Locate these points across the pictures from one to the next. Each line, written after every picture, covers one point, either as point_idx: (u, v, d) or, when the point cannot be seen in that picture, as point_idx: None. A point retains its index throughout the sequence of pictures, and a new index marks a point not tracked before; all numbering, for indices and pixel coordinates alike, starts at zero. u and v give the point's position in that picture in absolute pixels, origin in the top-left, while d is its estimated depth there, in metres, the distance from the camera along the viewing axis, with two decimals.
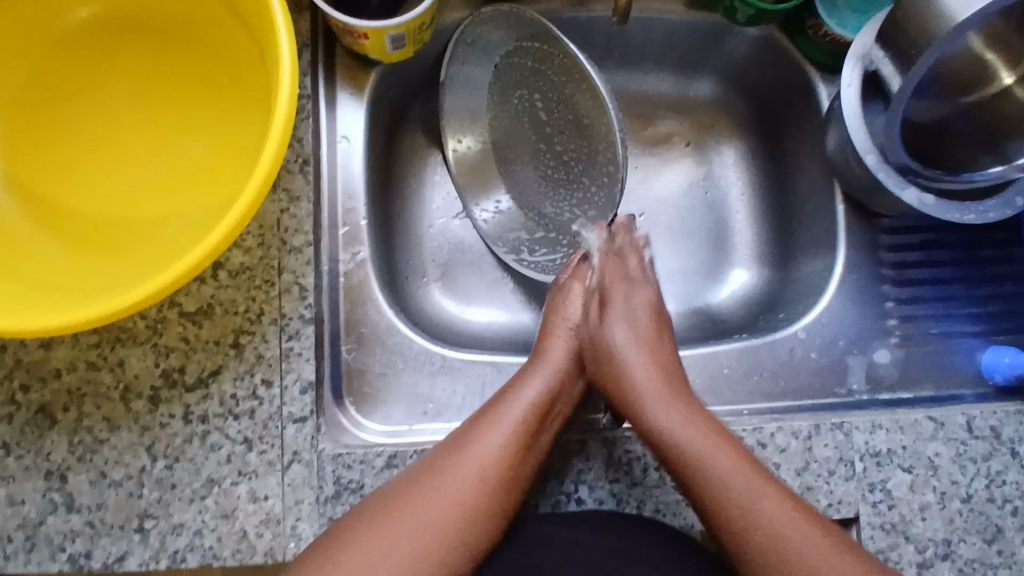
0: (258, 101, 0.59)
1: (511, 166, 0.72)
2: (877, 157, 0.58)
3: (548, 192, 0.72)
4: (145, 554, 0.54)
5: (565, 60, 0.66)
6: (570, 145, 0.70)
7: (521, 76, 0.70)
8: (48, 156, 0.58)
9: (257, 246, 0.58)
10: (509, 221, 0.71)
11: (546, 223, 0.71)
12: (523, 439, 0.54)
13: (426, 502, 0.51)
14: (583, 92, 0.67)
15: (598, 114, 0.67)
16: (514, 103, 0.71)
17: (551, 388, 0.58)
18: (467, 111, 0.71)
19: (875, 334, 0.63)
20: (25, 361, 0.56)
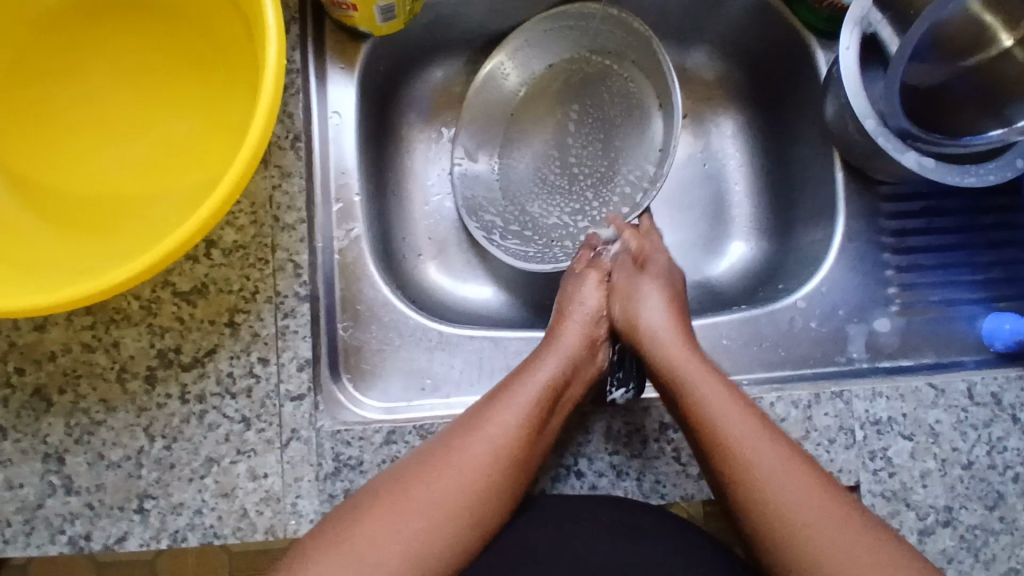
0: (245, 74, 0.57)
1: (511, 163, 0.72)
2: (876, 121, 0.57)
3: (541, 194, 0.72)
4: (145, 533, 0.54)
5: (630, 84, 0.72)
6: (587, 163, 0.72)
7: (565, 88, 0.73)
8: (34, 137, 0.57)
9: (250, 224, 0.57)
10: (488, 204, 0.71)
11: (525, 220, 0.72)
12: (537, 418, 0.54)
13: (434, 484, 0.50)
14: (630, 119, 0.72)
15: (636, 135, 0.72)
16: (550, 111, 0.73)
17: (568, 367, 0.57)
18: (498, 93, 0.72)
19: (875, 302, 0.63)
20: (19, 344, 0.55)
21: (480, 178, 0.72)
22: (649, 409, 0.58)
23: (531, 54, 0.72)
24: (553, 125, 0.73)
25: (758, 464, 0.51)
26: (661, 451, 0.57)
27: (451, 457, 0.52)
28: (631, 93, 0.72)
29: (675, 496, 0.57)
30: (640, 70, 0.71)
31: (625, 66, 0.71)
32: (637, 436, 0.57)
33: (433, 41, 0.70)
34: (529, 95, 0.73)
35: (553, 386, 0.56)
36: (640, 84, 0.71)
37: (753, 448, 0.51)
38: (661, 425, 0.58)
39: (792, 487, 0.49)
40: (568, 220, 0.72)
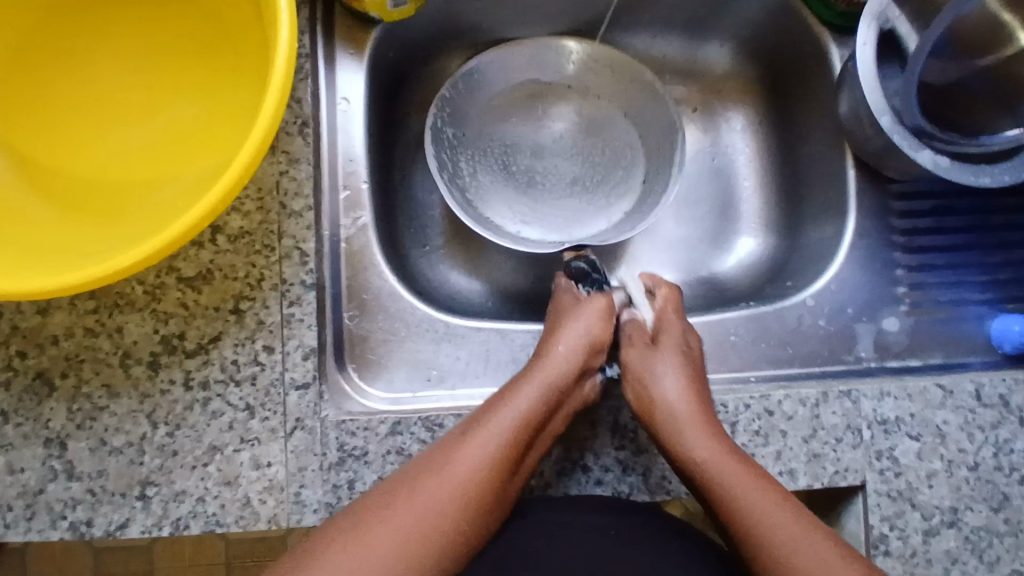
0: (252, 57, 0.57)
1: (472, 146, 0.71)
2: (892, 117, 0.56)
3: (496, 169, 0.71)
4: (147, 521, 0.53)
5: (625, 149, 0.72)
6: (547, 181, 0.72)
7: (551, 120, 0.73)
8: (37, 118, 0.56)
9: (257, 210, 0.56)
10: (451, 143, 0.70)
11: (472, 178, 0.71)
12: (508, 457, 0.50)
13: (404, 509, 0.47)
14: (608, 180, 0.72)
15: (605, 191, 0.72)
16: (527, 131, 0.72)
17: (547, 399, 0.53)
18: (515, 71, 0.72)
19: (885, 301, 0.63)
20: (22, 327, 0.55)
21: (459, 121, 0.71)
22: None
23: (535, 67, 0.72)
24: (529, 141, 0.72)
25: (777, 529, 0.47)
26: None
27: (431, 479, 0.49)
28: (631, 148, 0.73)
29: (682, 492, 0.57)
30: (652, 128, 0.72)
31: (633, 121, 0.73)
32: (644, 431, 0.57)
33: (444, 30, 0.70)
34: (518, 100, 0.72)
35: (526, 422, 0.52)
36: (644, 142, 0.72)
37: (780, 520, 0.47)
38: None
39: (778, 520, 0.47)
40: (505, 204, 0.71)
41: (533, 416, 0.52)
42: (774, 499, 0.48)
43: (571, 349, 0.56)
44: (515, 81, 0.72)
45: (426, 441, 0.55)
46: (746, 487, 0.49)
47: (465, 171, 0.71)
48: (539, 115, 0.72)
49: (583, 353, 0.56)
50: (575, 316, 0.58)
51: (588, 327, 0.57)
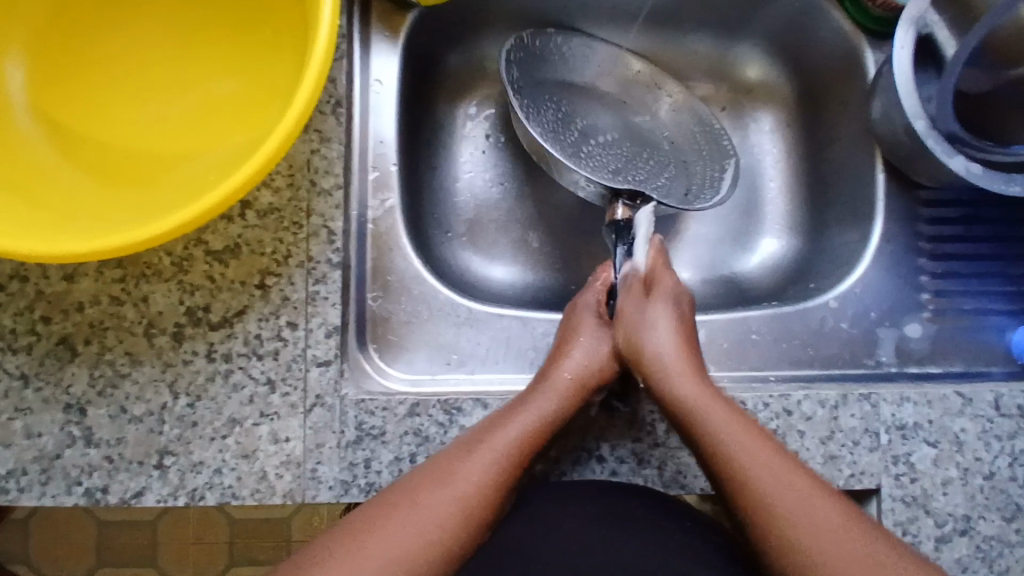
0: (290, 35, 0.57)
1: (534, 89, 0.69)
2: (926, 123, 0.56)
3: (547, 115, 0.68)
4: (163, 490, 0.53)
5: (674, 163, 0.70)
6: (595, 154, 0.68)
7: (603, 133, 0.71)
8: (73, 84, 0.57)
9: (286, 187, 0.56)
10: (522, 76, 0.67)
11: (530, 104, 0.67)
12: (511, 468, 0.51)
13: (415, 509, 0.48)
14: (656, 175, 0.68)
15: (651, 176, 0.68)
16: (578, 123, 0.70)
17: (553, 417, 0.53)
18: (600, 61, 0.73)
19: (907, 307, 0.62)
20: (46, 292, 0.55)
21: (531, 65, 0.69)
22: None
23: (581, 65, 0.72)
24: (583, 128, 0.70)
25: (787, 502, 0.46)
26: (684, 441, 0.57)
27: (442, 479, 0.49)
28: (673, 158, 0.70)
29: (696, 487, 0.56)
30: (704, 144, 0.72)
31: (674, 138, 0.72)
32: (661, 425, 0.57)
33: (476, 17, 0.70)
34: (564, 90, 0.71)
35: (529, 437, 0.52)
36: (688, 156, 0.71)
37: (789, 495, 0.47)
38: None
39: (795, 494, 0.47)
40: (552, 137, 0.66)
41: (539, 431, 0.53)
42: (789, 478, 0.48)
43: (579, 373, 0.55)
44: (601, 62, 0.73)
45: (444, 424, 0.55)
46: (758, 459, 0.49)
47: (524, 102, 0.66)
48: (579, 116, 0.71)
49: (595, 381, 0.56)
50: (585, 338, 0.57)
51: (595, 354, 0.57)
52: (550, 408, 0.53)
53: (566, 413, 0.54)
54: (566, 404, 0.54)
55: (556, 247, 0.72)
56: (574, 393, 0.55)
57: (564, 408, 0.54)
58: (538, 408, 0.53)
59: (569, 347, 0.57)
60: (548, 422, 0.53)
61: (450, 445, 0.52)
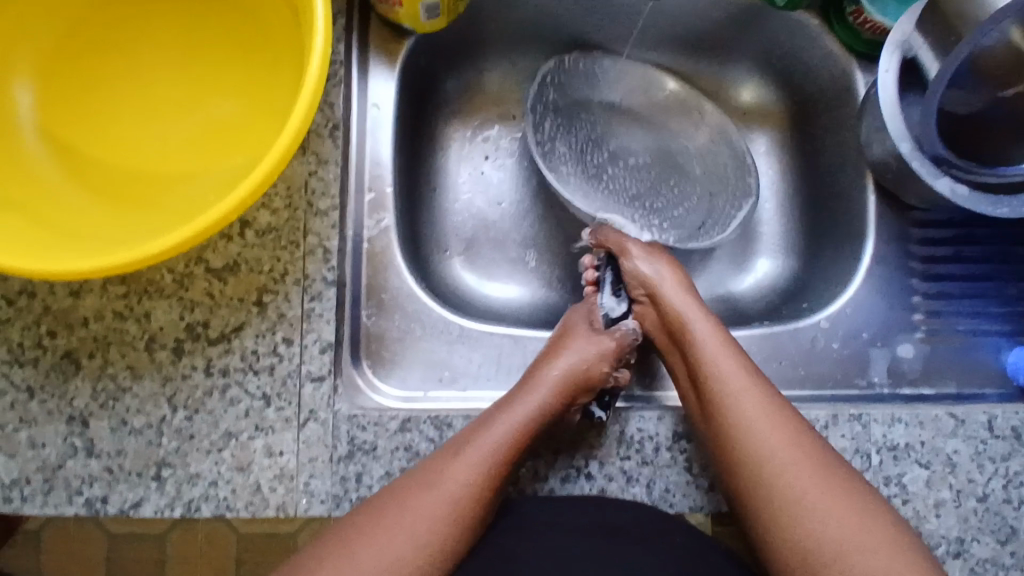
0: (291, 60, 0.59)
1: (568, 114, 0.74)
2: (911, 145, 0.58)
3: (571, 144, 0.74)
4: (160, 501, 0.55)
5: (692, 195, 0.73)
6: (615, 185, 0.73)
7: (626, 155, 0.75)
8: (85, 109, 0.59)
9: (285, 207, 0.58)
10: (552, 101, 0.73)
11: (553, 137, 0.73)
12: (498, 464, 0.53)
13: (403, 510, 0.50)
14: (672, 208, 0.73)
15: (668, 209, 0.73)
16: (603, 152, 0.75)
17: (539, 413, 0.55)
18: (633, 83, 0.75)
19: (900, 328, 0.62)
20: (54, 308, 0.57)
21: (565, 90, 0.74)
22: (661, 417, 0.58)
23: (615, 86, 0.75)
24: (610, 153, 0.75)
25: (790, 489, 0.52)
26: (672, 460, 0.57)
27: (428, 482, 0.51)
28: (699, 186, 0.74)
29: (684, 505, 0.57)
30: (715, 167, 0.74)
31: (703, 164, 0.74)
32: (649, 444, 0.57)
33: (473, 43, 0.72)
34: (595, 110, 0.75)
35: (517, 432, 0.54)
36: (705, 183, 0.74)
37: (789, 455, 0.53)
38: (674, 434, 0.57)
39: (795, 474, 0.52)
40: (574, 172, 0.73)
41: (526, 427, 0.55)
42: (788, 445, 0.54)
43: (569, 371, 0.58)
44: (635, 87, 0.75)
45: (434, 439, 0.56)
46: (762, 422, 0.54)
47: (546, 140, 0.72)
48: (610, 136, 0.75)
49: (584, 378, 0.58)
50: (574, 345, 0.60)
51: (584, 356, 0.59)
52: (541, 407, 0.56)
53: (554, 408, 0.56)
54: (553, 401, 0.56)
55: (552, 266, 0.73)
56: (559, 389, 0.57)
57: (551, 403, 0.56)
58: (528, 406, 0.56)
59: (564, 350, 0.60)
60: (535, 418, 0.55)
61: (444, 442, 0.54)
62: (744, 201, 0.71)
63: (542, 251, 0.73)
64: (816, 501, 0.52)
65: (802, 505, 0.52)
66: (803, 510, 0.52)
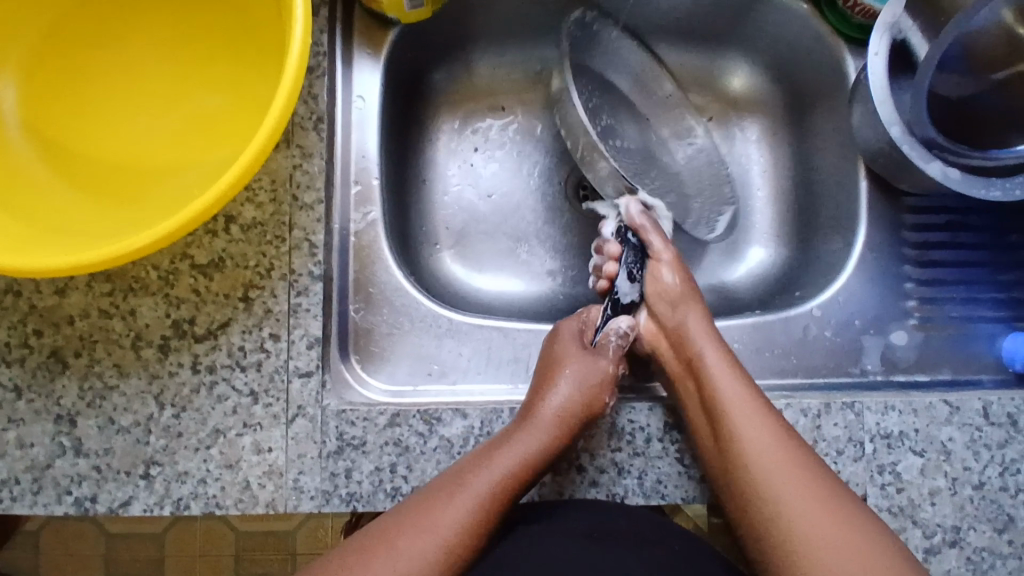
0: (275, 52, 0.58)
1: (583, 84, 0.69)
2: (902, 128, 0.56)
3: (583, 105, 0.68)
4: (149, 499, 0.55)
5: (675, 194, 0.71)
6: (610, 153, 0.68)
7: (609, 139, 0.71)
8: (69, 104, 0.59)
9: (269, 202, 0.58)
10: (574, 66, 0.68)
11: (574, 95, 0.66)
12: (490, 512, 0.51)
13: (393, 555, 0.48)
14: (658, 197, 0.69)
15: (655, 196, 0.69)
16: (597, 125, 0.70)
17: (536, 457, 0.53)
18: (637, 75, 0.74)
19: (893, 315, 0.62)
20: (39, 306, 0.56)
21: (586, 58, 0.70)
22: (652, 409, 0.57)
23: (619, 73, 0.73)
24: (602, 128, 0.70)
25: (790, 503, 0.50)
26: (664, 451, 0.57)
27: (420, 527, 0.49)
28: (677, 185, 0.72)
29: (677, 496, 0.56)
30: (698, 172, 0.73)
31: (683, 163, 0.74)
32: (640, 435, 0.57)
33: (460, 32, 0.71)
34: (600, 90, 0.71)
35: (512, 476, 0.52)
36: (683, 185, 0.72)
37: (807, 499, 0.50)
38: (666, 425, 0.57)
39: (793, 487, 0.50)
40: (587, 123, 0.67)
41: (521, 472, 0.53)
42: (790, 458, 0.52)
43: (569, 408, 0.55)
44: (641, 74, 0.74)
45: (423, 434, 0.56)
46: (779, 463, 0.51)
47: (569, 92, 0.65)
48: (605, 114, 0.72)
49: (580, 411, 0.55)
50: (572, 373, 0.57)
51: (584, 386, 0.56)
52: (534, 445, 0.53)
53: (548, 452, 0.54)
54: (551, 442, 0.54)
55: (543, 258, 0.73)
56: (558, 431, 0.54)
57: (549, 447, 0.54)
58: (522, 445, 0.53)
59: (555, 379, 0.57)
60: (530, 460, 0.53)
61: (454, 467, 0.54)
62: (722, 210, 0.72)
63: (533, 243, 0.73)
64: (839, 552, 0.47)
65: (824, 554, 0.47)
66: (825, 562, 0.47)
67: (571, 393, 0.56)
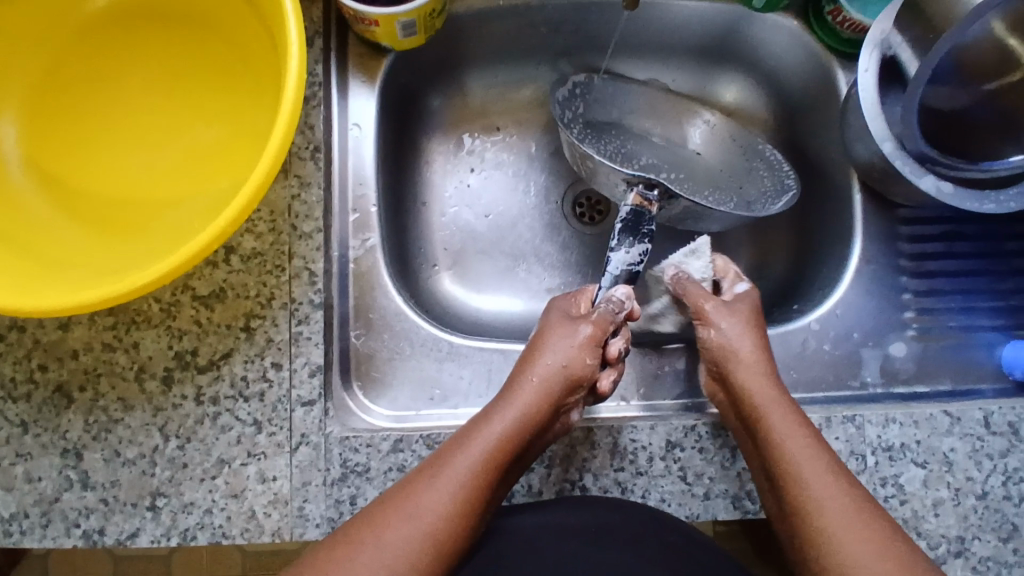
0: (269, 84, 0.59)
1: (604, 128, 0.72)
2: (894, 144, 0.57)
3: (602, 145, 0.70)
4: (156, 531, 0.55)
5: (727, 197, 0.68)
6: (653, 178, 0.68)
7: (661, 168, 0.71)
8: (67, 141, 0.59)
9: (269, 232, 0.58)
10: (585, 108, 0.71)
11: (586, 135, 0.70)
12: (478, 482, 0.50)
13: (379, 546, 0.47)
14: (711, 202, 0.67)
15: (712, 202, 0.67)
16: (638, 162, 0.70)
17: (515, 429, 0.53)
18: (651, 109, 0.74)
19: (891, 327, 0.62)
20: (43, 341, 0.57)
21: (602, 100, 0.72)
22: (654, 427, 0.57)
23: (635, 110, 0.74)
24: (646, 163, 0.71)
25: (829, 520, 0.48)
26: (666, 470, 0.57)
27: (404, 513, 0.48)
28: (729, 188, 0.69)
29: (680, 514, 0.57)
30: (741, 173, 0.70)
31: (729, 174, 0.71)
32: (643, 454, 0.57)
33: (453, 57, 0.72)
34: (618, 132, 0.73)
35: (490, 458, 0.51)
36: (735, 186, 0.69)
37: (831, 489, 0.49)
38: (667, 443, 0.57)
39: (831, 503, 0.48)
40: (608, 158, 0.68)
41: (502, 443, 0.52)
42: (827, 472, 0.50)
43: (548, 376, 0.55)
44: (655, 109, 0.74)
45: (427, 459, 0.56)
46: (795, 441, 0.52)
47: (577, 132, 0.69)
48: (644, 156, 0.72)
49: (562, 381, 0.55)
50: (555, 343, 0.57)
51: (567, 353, 0.56)
52: (514, 424, 0.53)
53: (530, 422, 0.53)
54: (530, 411, 0.53)
55: (542, 276, 0.73)
56: (536, 400, 0.54)
57: (530, 414, 0.53)
58: (501, 422, 0.53)
59: (539, 357, 0.56)
60: (508, 438, 0.52)
61: (427, 462, 0.52)
62: (780, 196, 0.66)
63: (532, 263, 0.74)
64: (848, 527, 0.47)
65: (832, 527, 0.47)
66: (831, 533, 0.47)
67: (553, 363, 0.55)
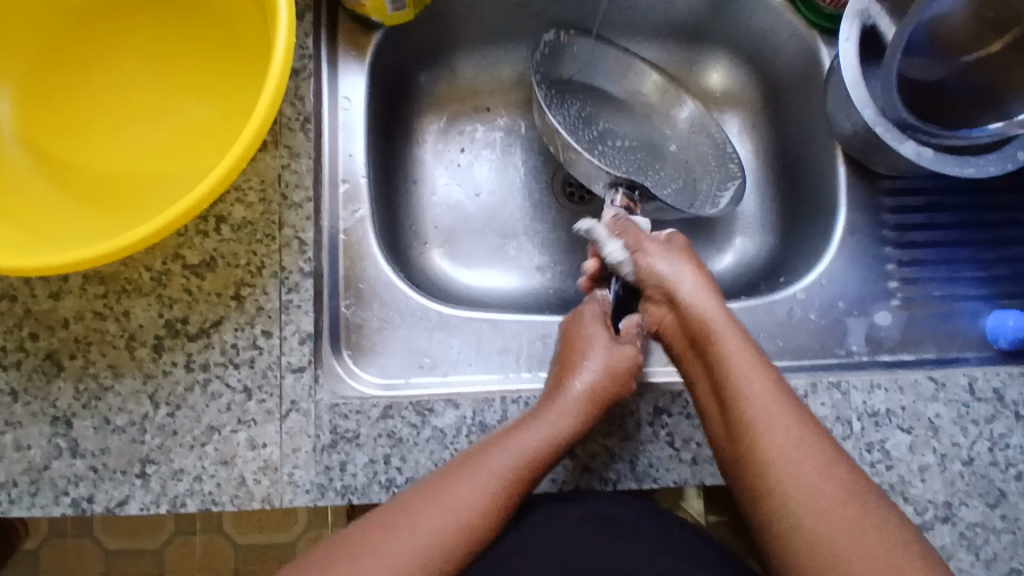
0: (260, 57, 0.60)
1: (569, 87, 0.72)
2: (875, 112, 0.58)
3: (565, 111, 0.70)
4: (146, 498, 0.55)
5: (674, 176, 0.71)
6: (608, 152, 0.70)
7: (615, 139, 0.72)
8: (61, 114, 0.60)
9: (259, 201, 0.59)
10: (552, 70, 0.71)
11: (554, 101, 0.70)
12: (514, 486, 0.51)
13: (413, 531, 0.47)
14: (659, 181, 0.70)
15: (664, 181, 0.70)
16: (596, 130, 0.72)
17: (558, 440, 0.53)
18: (620, 75, 0.74)
19: (875, 296, 0.63)
20: (34, 310, 0.57)
21: (564, 59, 0.72)
22: (642, 394, 0.58)
23: (603, 72, 0.74)
24: (603, 129, 0.73)
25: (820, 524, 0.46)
26: (655, 436, 0.57)
27: (440, 504, 0.49)
28: (681, 169, 0.72)
29: (669, 480, 0.57)
30: (694, 151, 0.73)
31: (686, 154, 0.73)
32: (631, 420, 0.57)
33: (442, 36, 0.73)
34: (585, 93, 0.73)
35: (529, 462, 0.52)
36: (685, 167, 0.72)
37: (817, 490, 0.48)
38: (656, 409, 0.58)
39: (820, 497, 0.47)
40: (570, 129, 0.69)
41: (545, 450, 0.53)
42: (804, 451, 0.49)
43: (592, 391, 0.55)
44: (621, 76, 0.74)
45: (416, 425, 0.56)
46: (775, 419, 0.51)
47: (543, 103, 0.68)
48: (601, 120, 0.73)
49: (604, 395, 0.55)
50: (594, 357, 0.57)
51: (608, 371, 0.56)
52: (556, 431, 0.53)
53: (573, 433, 0.54)
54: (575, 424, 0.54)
55: (530, 254, 0.74)
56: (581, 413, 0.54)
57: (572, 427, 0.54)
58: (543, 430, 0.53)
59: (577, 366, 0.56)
60: (550, 446, 0.53)
61: (457, 457, 0.53)
62: (727, 184, 0.71)
63: (520, 241, 0.74)
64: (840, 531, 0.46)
65: (807, 508, 0.47)
66: (818, 528, 0.46)
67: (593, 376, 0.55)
